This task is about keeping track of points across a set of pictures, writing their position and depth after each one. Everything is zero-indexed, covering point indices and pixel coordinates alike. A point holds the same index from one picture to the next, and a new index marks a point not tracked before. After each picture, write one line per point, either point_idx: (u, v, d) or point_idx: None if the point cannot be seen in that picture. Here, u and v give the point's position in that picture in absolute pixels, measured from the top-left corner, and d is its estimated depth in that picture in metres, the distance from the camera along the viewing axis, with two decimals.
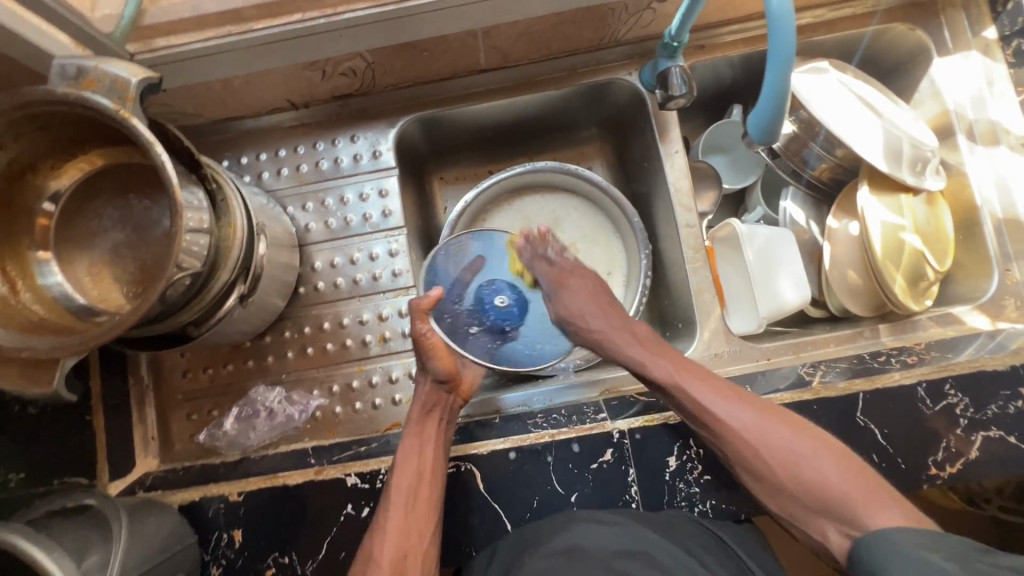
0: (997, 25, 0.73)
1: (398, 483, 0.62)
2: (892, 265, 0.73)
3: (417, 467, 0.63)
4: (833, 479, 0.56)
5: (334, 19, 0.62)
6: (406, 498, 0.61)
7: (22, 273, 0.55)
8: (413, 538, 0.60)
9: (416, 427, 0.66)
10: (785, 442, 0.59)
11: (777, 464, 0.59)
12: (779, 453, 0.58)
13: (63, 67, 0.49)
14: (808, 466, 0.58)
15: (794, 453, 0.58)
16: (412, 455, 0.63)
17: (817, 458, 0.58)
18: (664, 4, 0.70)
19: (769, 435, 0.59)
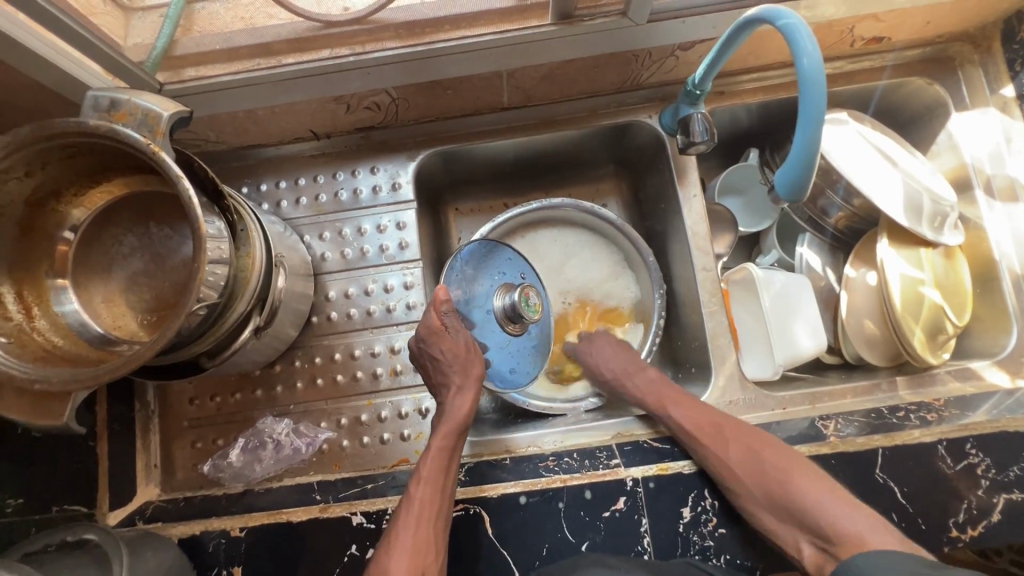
0: (1016, 83, 0.73)
1: (422, 496, 0.61)
2: (912, 318, 0.72)
3: (442, 481, 0.63)
4: (783, 477, 0.61)
5: (362, 57, 0.64)
6: (429, 515, 0.60)
7: (38, 299, 0.54)
8: (429, 557, 0.59)
9: (444, 440, 0.65)
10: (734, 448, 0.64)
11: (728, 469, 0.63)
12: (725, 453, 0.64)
13: (96, 99, 0.50)
14: (747, 465, 0.63)
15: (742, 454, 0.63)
16: (439, 470, 0.63)
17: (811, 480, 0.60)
18: (688, 52, 0.70)
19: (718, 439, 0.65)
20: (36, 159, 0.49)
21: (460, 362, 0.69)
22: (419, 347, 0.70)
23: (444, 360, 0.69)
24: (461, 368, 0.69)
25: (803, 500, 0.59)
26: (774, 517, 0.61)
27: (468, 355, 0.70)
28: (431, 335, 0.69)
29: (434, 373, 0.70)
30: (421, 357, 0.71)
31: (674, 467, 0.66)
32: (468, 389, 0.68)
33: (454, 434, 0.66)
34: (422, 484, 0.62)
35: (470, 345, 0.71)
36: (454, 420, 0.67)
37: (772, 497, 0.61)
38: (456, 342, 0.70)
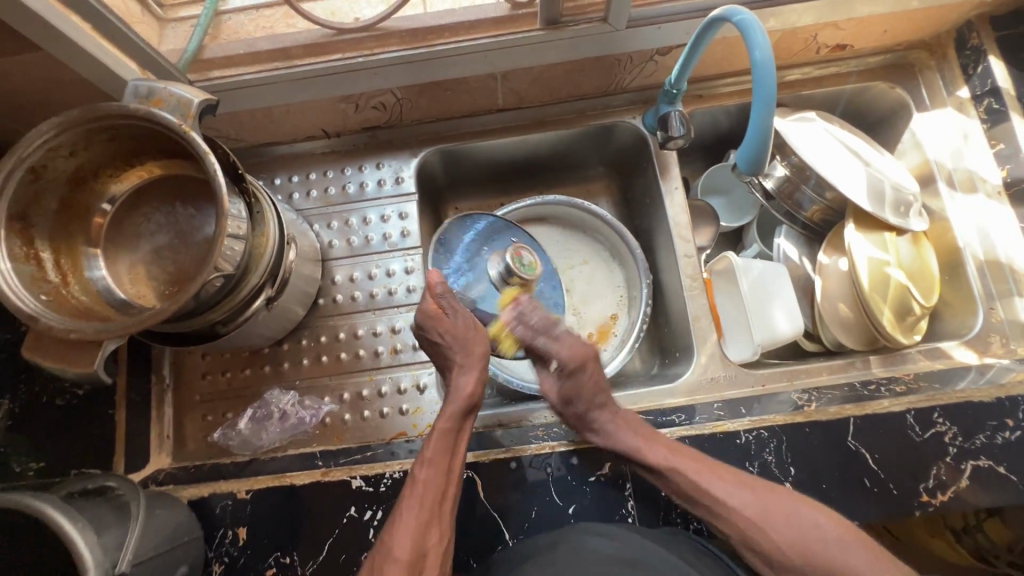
0: (969, 85, 0.80)
1: (425, 478, 0.62)
2: (880, 298, 0.77)
3: (446, 462, 0.64)
4: (814, 542, 0.57)
5: (370, 59, 0.71)
6: (431, 496, 0.61)
7: (73, 267, 0.60)
8: (433, 536, 0.59)
9: (449, 421, 0.66)
10: (759, 514, 0.60)
11: (763, 539, 0.60)
12: (758, 522, 0.59)
13: (136, 87, 0.56)
14: (783, 535, 0.58)
15: (772, 522, 0.59)
16: (443, 451, 0.64)
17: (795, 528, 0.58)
18: (665, 57, 0.77)
19: (745, 511, 0.60)
20: (81, 140, 0.56)
21: (461, 343, 0.71)
22: (419, 332, 0.72)
23: (444, 342, 0.70)
24: (462, 351, 0.71)
25: (842, 568, 0.56)
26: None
27: (466, 337, 0.71)
28: (430, 318, 0.70)
29: (439, 354, 0.72)
30: (423, 339, 0.73)
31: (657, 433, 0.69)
32: (473, 369, 0.70)
33: (460, 414, 0.67)
34: (425, 466, 0.63)
35: (468, 326, 0.72)
36: (458, 402, 0.67)
37: (806, 566, 0.57)
38: (460, 325, 0.71)
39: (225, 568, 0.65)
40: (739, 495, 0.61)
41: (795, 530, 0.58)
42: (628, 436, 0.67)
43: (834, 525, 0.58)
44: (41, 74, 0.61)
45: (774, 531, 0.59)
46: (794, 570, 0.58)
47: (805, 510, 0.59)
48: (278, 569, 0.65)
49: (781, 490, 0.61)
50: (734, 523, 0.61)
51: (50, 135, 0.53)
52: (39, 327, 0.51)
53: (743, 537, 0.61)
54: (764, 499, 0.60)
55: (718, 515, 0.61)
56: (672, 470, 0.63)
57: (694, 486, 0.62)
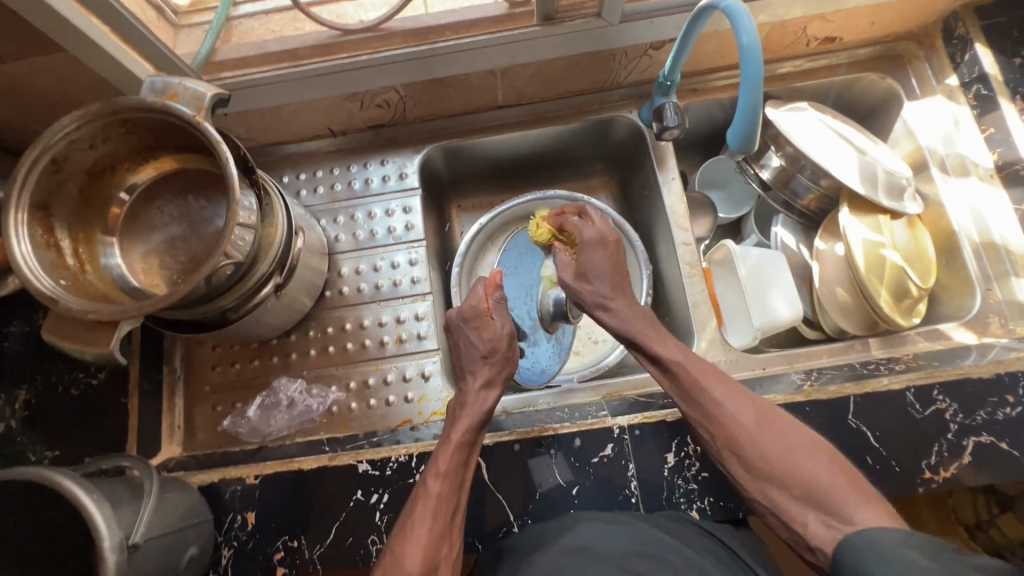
0: (958, 73, 0.82)
1: (438, 491, 0.60)
2: (876, 280, 0.78)
3: (460, 478, 0.63)
4: (798, 453, 0.57)
5: (373, 56, 0.74)
6: (444, 510, 0.59)
7: (90, 256, 0.63)
8: (445, 549, 0.58)
9: (465, 434, 0.65)
10: (754, 424, 0.60)
11: (751, 445, 0.59)
12: (752, 429, 0.59)
13: (153, 83, 0.59)
14: (770, 444, 0.58)
15: (763, 431, 0.59)
16: (458, 465, 0.63)
17: (783, 440, 0.58)
18: (659, 52, 0.80)
19: (741, 416, 0.60)
20: (100, 133, 0.58)
21: (490, 346, 0.72)
22: (459, 325, 0.74)
23: (482, 348, 0.72)
24: (496, 363, 0.72)
25: (816, 479, 0.55)
26: (787, 496, 0.56)
27: (505, 350, 0.73)
28: (476, 319, 0.73)
29: (465, 359, 0.72)
30: (457, 335, 0.74)
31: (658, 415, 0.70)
32: (494, 386, 0.70)
33: (476, 427, 0.65)
34: (440, 478, 0.61)
35: (511, 341, 0.74)
36: (474, 414, 0.66)
37: (785, 478, 0.56)
38: (494, 333, 0.73)
39: (235, 552, 0.66)
40: (737, 403, 0.61)
41: (786, 442, 0.58)
42: (641, 327, 0.70)
43: (822, 448, 0.57)
44: (63, 73, 0.64)
45: (763, 439, 0.59)
46: (772, 481, 0.57)
47: (797, 432, 0.59)
48: (286, 552, 0.66)
49: (778, 410, 0.61)
50: (725, 427, 0.61)
51: (73, 127, 0.55)
52: (59, 309, 0.53)
53: (729, 445, 0.60)
54: (763, 409, 0.61)
55: (712, 417, 0.62)
56: (679, 364, 0.65)
57: (696, 383, 0.63)
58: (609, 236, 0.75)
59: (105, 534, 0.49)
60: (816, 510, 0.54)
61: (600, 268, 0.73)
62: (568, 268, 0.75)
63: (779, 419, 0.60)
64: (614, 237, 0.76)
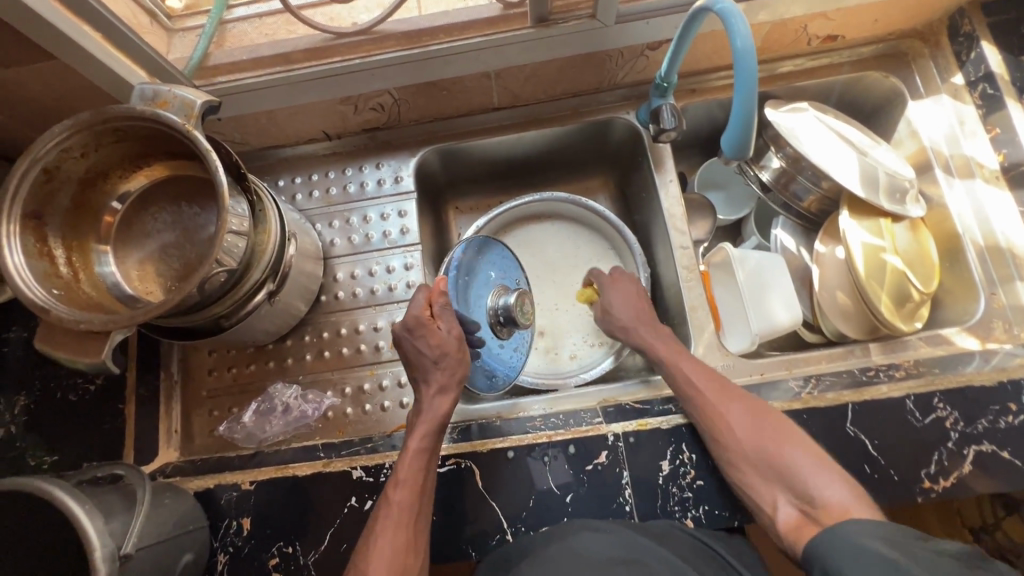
0: (964, 72, 0.80)
1: (399, 500, 0.61)
2: (877, 284, 0.77)
3: (421, 483, 0.63)
4: (775, 444, 0.63)
5: (367, 60, 0.74)
6: (408, 517, 0.61)
7: (84, 263, 0.63)
8: (411, 559, 0.59)
9: (422, 441, 0.65)
10: (738, 413, 0.65)
11: (733, 436, 0.64)
12: (750, 432, 0.64)
13: (143, 91, 0.58)
14: (767, 446, 0.63)
15: (761, 433, 0.64)
16: (417, 472, 0.63)
17: (759, 428, 0.64)
18: (656, 52, 0.79)
19: (739, 421, 0.65)
20: (92, 141, 0.58)
21: (439, 356, 0.68)
22: (404, 335, 0.69)
23: (429, 356, 0.68)
24: (449, 366, 0.68)
25: (790, 466, 0.61)
26: (762, 479, 0.62)
27: (458, 352, 0.69)
28: (420, 328, 0.68)
29: (416, 366, 0.69)
30: (405, 346, 0.69)
31: (653, 422, 0.69)
32: (449, 390, 0.68)
33: (432, 433, 0.66)
34: (399, 487, 0.62)
35: (461, 343, 0.69)
36: (429, 421, 0.66)
37: (763, 464, 0.62)
38: (450, 337, 0.69)
39: (230, 558, 0.67)
40: (722, 395, 0.67)
41: (782, 444, 0.63)
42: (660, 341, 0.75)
43: (794, 436, 0.63)
44: (55, 81, 0.64)
45: (762, 440, 0.63)
46: (752, 466, 0.63)
47: (790, 436, 0.64)
48: (281, 558, 0.66)
49: (753, 401, 0.67)
50: (711, 420, 0.66)
51: (62, 136, 0.55)
52: (50, 319, 0.53)
53: (733, 446, 0.64)
54: (758, 416, 0.65)
55: (717, 422, 0.65)
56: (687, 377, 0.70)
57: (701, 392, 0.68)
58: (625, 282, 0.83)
59: (97, 546, 0.49)
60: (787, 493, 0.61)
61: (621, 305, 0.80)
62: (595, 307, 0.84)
63: (755, 409, 0.66)
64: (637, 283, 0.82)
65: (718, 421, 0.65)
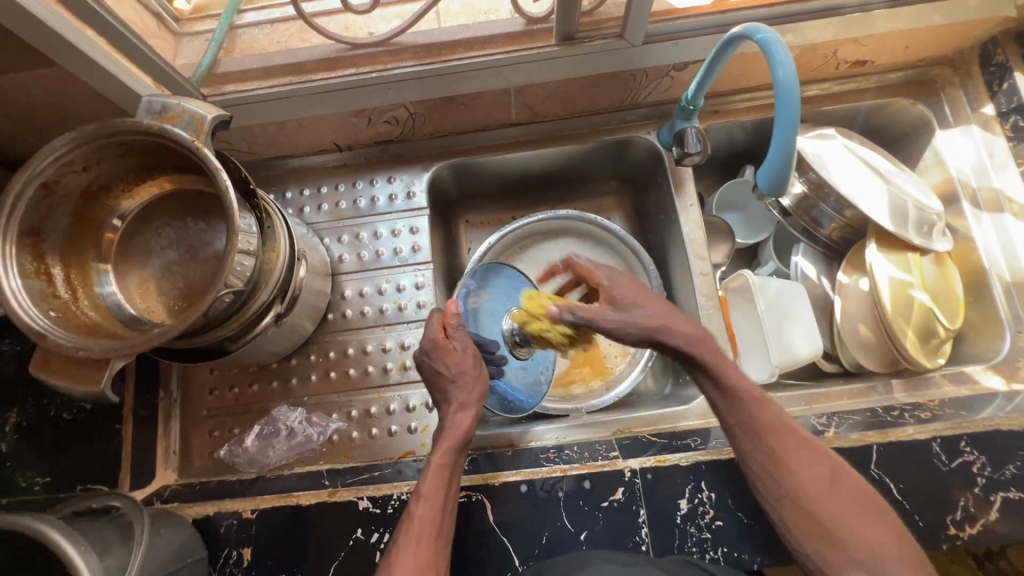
0: (995, 102, 0.78)
1: (421, 515, 0.58)
2: (902, 319, 0.75)
3: (442, 498, 0.60)
4: (859, 520, 0.54)
5: (384, 73, 0.71)
6: (429, 535, 0.57)
7: (83, 282, 0.60)
8: None
9: (444, 456, 0.62)
10: (823, 480, 0.57)
11: (815, 503, 0.56)
12: (821, 483, 0.56)
13: (150, 104, 0.55)
14: (839, 504, 0.55)
15: (831, 489, 0.56)
16: (439, 486, 0.60)
17: (842, 496, 0.56)
18: (682, 73, 0.76)
19: (814, 470, 0.57)
20: (94, 155, 0.55)
21: (463, 378, 0.65)
22: (423, 359, 0.66)
23: (447, 374, 0.64)
24: (465, 384, 0.65)
25: (873, 544, 0.53)
26: (841, 556, 0.53)
27: (476, 370, 0.66)
28: (437, 350, 0.65)
29: (437, 387, 0.67)
30: (425, 368, 0.67)
31: (672, 458, 0.67)
32: (470, 406, 0.64)
33: (455, 449, 0.62)
34: (421, 501, 0.59)
35: (478, 359, 0.66)
36: (454, 436, 0.63)
37: (844, 538, 0.54)
38: (465, 355, 0.66)
39: None
40: (803, 455, 0.58)
41: (856, 505, 0.55)
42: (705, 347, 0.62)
43: (879, 511, 0.55)
44: (56, 87, 0.61)
45: (829, 493, 0.56)
46: (826, 538, 0.54)
47: (860, 495, 0.56)
48: None
49: (839, 463, 0.58)
50: (793, 480, 0.57)
51: (63, 150, 0.52)
52: (47, 345, 0.50)
53: (794, 493, 0.57)
54: (835, 466, 0.58)
55: (783, 465, 0.58)
56: (757, 402, 0.60)
57: (772, 425, 0.59)
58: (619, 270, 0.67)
59: None
60: (868, 575, 0.52)
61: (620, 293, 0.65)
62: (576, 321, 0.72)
63: (841, 473, 0.57)
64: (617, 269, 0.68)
65: (803, 483, 0.57)
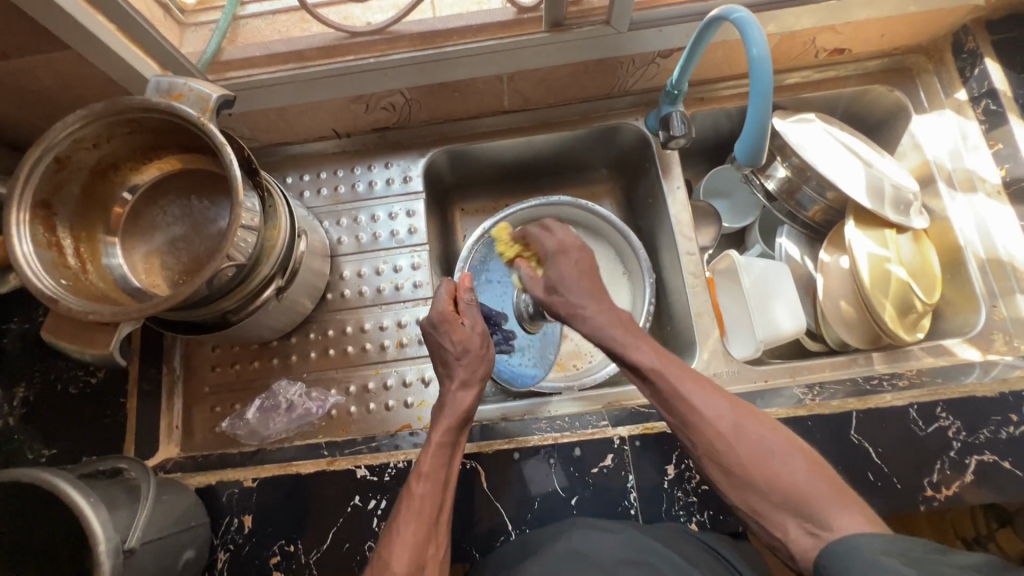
0: (967, 88, 0.81)
1: (423, 491, 0.59)
2: (881, 294, 0.78)
3: (443, 476, 0.61)
4: (771, 458, 0.54)
5: (381, 59, 0.74)
6: (430, 509, 0.58)
7: (92, 255, 0.63)
8: (430, 549, 0.57)
9: (445, 434, 0.64)
10: (729, 429, 0.57)
11: (728, 452, 0.56)
12: (729, 437, 0.56)
13: (158, 83, 0.58)
14: (748, 450, 0.55)
15: (741, 438, 0.56)
16: (440, 464, 0.62)
17: (759, 441, 0.56)
18: (667, 60, 0.80)
19: (718, 424, 0.57)
20: (105, 133, 0.58)
21: (466, 355, 0.68)
22: (430, 331, 0.70)
23: (451, 351, 0.68)
24: (468, 361, 0.68)
25: (799, 488, 0.52)
26: (767, 503, 0.54)
27: (479, 347, 0.69)
28: (444, 322, 0.69)
29: (440, 361, 0.70)
30: (430, 340, 0.71)
31: (659, 426, 0.69)
32: (472, 384, 0.68)
33: (454, 427, 0.64)
34: (422, 478, 0.60)
35: (483, 338, 0.70)
36: (453, 415, 0.65)
37: (764, 485, 0.54)
38: (470, 330, 0.70)
39: (230, 556, 0.66)
40: (714, 408, 0.58)
41: (780, 447, 0.55)
42: (612, 331, 0.67)
43: (799, 450, 0.55)
44: (67, 71, 0.64)
45: (739, 444, 0.56)
46: (752, 489, 0.55)
47: (774, 436, 0.56)
48: (282, 557, 0.66)
49: (757, 411, 0.59)
50: (702, 433, 0.58)
51: (75, 127, 0.55)
52: (59, 309, 0.52)
53: (707, 449, 0.57)
54: (738, 416, 0.57)
55: (689, 424, 0.59)
56: (655, 371, 0.62)
57: (672, 393, 0.60)
58: (570, 246, 0.72)
59: (101, 539, 0.48)
60: (795, 517, 0.52)
61: (570, 281, 0.70)
62: (535, 283, 0.74)
63: (755, 420, 0.57)
64: (578, 246, 0.73)
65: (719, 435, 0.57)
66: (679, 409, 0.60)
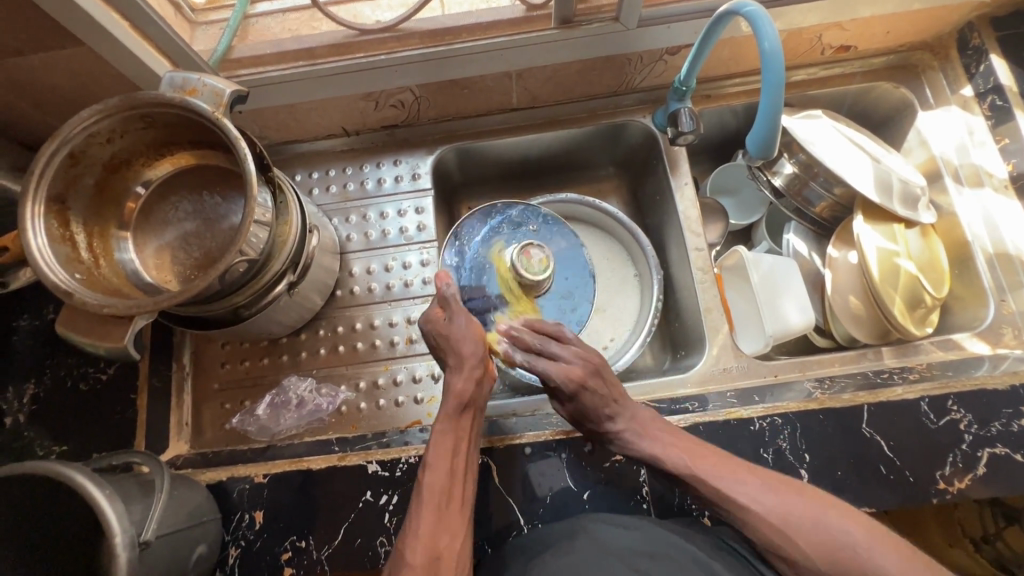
0: (973, 84, 0.82)
1: (431, 481, 0.59)
2: (890, 288, 0.78)
3: (450, 461, 0.60)
4: (835, 537, 0.52)
5: (390, 56, 0.74)
6: (440, 496, 0.58)
7: (104, 250, 0.63)
8: (445, 538, 0.56)
9: (446, 421, 0.63)
10: (783, 518, 0.54)
11: (790, 542, 0.53)
12: (781, 525, 0.54)
13: (173, 79, 0.58)
14: (810, 540, 0.53)
15: (798, 526, 0.53)
16: (445, 453, 0.60)
17: (819, 525, 0.53)
18: (674, 57, 0.80)
19: (769, 515, 0.55)
20: (120, 128, 0.58)
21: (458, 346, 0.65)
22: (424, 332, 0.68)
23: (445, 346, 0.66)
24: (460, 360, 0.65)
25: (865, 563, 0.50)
26: None
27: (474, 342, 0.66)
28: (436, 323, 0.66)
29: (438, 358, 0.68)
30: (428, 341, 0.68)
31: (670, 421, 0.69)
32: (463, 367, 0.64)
33: (454, 411, 0.63)
34: (429, 469, 0.59)
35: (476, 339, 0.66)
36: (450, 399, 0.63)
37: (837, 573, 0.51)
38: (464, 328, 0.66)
39: (242, 552, 0.66)
40: (764, 500, 0.55)
41: (838, 524, 0.53)
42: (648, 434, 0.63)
43: (856, 522, 0.53)
44: (80, 68, 0.64)
45: (799, 535, 0.53)
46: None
47: (827, 511, 0.54)
48: (293, 552, 0.65)
49: (802, 488, 0.57)
50: (757, 529, 0.55)
51: (91, 121, 0.55)
52: (73, 303, 0.52)
53: (767, 545, 0.55)
54: (785, 497, 0.55)
55: (738, 517, 0.56)
56: (688, 472, 0.59)
57: (712, 489, 0.58)
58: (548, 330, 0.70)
59: (117, 530, 0.48)
60: None
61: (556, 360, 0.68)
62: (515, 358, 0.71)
63: (804, 498, 0.55)
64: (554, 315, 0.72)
65: (772, 528, 0.54)
66: (725, 506, 0.57)
